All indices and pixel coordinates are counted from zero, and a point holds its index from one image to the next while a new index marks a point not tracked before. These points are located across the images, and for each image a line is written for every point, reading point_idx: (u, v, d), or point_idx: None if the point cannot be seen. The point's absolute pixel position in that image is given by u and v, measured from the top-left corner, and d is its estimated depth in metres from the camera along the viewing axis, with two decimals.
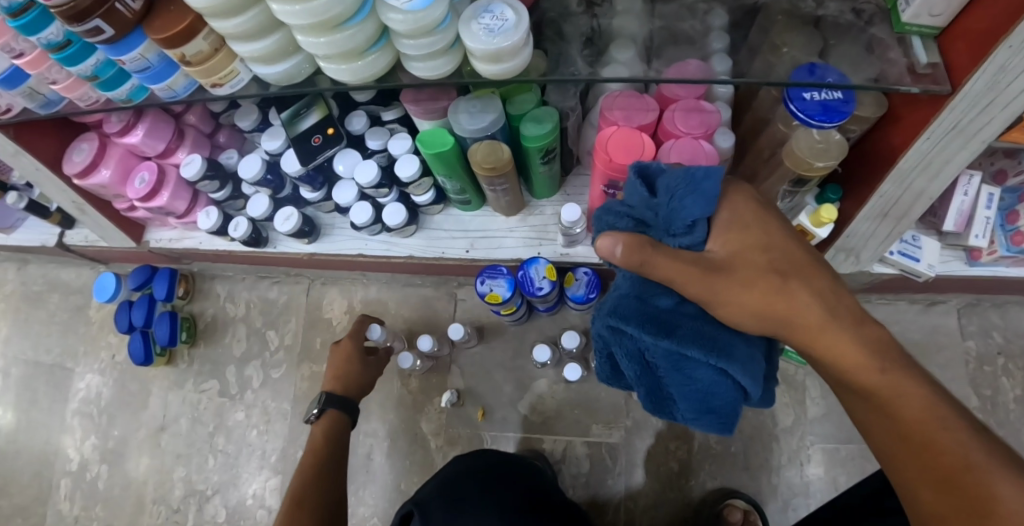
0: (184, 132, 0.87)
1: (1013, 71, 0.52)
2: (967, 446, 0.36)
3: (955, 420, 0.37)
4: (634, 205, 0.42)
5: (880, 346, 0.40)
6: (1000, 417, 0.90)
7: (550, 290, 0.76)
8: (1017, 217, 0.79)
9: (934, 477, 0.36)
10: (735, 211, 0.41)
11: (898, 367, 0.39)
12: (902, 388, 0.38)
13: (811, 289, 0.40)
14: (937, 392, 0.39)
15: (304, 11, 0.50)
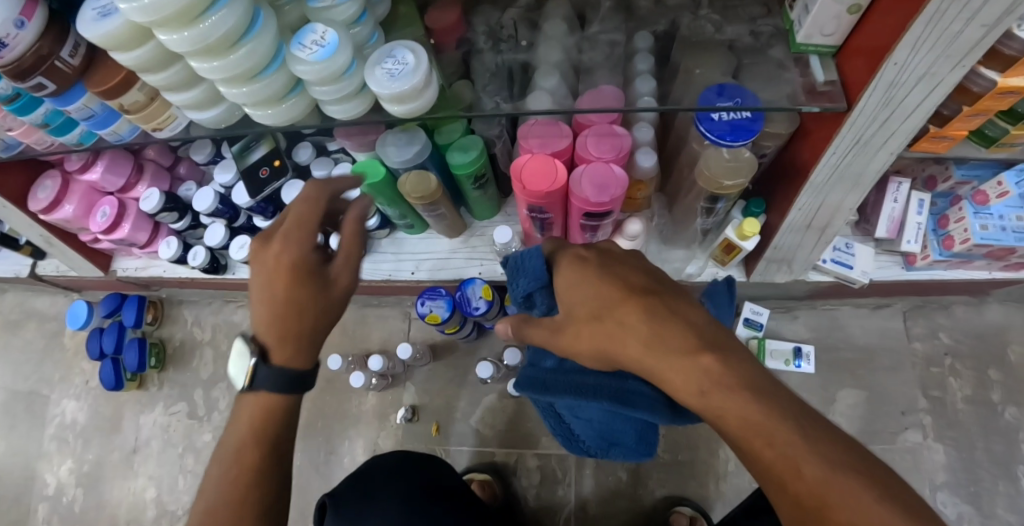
0: (143, 166, 0.91)
1: (904, 85, 0.56)
2: (795, 454, 0.33)
3: (782, 429, 0.34)
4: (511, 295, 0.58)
5: (696, 369, 0.37)
6: (949, 417, 0.91)
7: (487, 309, 0.79)
8: (947, 221, 0.80)
9: (785, 495, 0.33)
10: (565, 279, 0.48)
11: (717, 385, 0.36)
12: (726, 402, 0.36)
13: (621, 334, 0.42)
14: (765, 397, 0.35)
15: (221, 65, 0.56)
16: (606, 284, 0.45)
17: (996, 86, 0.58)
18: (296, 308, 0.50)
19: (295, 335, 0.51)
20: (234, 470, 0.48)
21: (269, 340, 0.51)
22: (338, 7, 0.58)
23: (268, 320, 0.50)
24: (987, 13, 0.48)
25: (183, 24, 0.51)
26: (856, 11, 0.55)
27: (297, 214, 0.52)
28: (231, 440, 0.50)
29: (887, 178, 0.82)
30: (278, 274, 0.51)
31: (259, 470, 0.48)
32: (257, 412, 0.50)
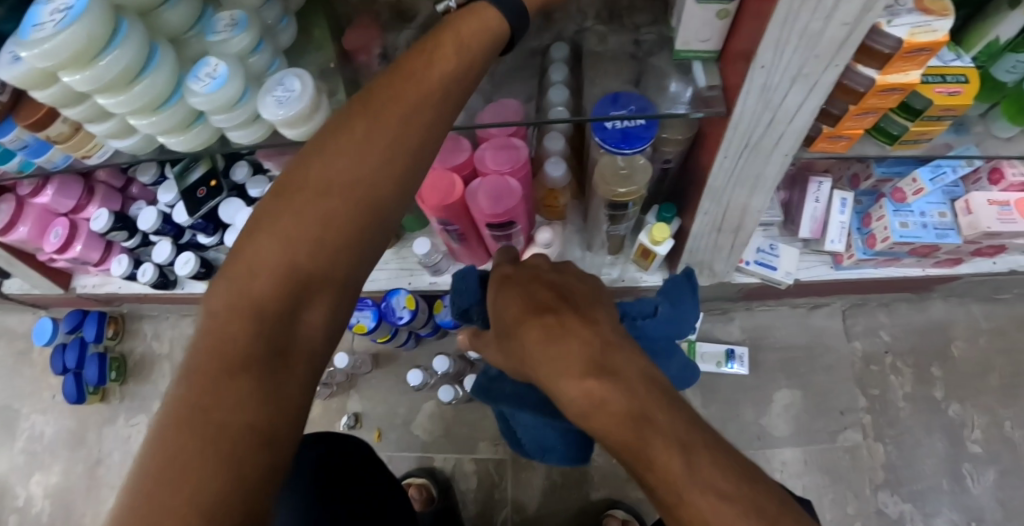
0: (94, 188, 0.95)
1: (779, 87, 0.57)
2: (675, 477, 0.36)
3: (662, 455, 0.37)
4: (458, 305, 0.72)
5: (591, 403, 0.42)
6: (890, 416, 0.91)
7: (410, 318, 0.81)
8: (869, 220, 0.80)
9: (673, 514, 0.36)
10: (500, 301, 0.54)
11: (603, 413, 0.40)
12: (614, 426, 0.40)
13: (534, 357, 0.47)
14: (647, 425, 0.39)
15: (125, 98, 0.59)
16: (526, 310, 0.50)
17: (875, 84, 0.59)
18: (432, 94, 0.39)
19: (403, 109, 0.38)
20: (314, 214, 0.37)
21: (363, 121, 0.38)
22: (233, 39, 0.61)
23: (426, 90, 0.39)
24: (842, 13, 0.48)
25: (80, 64, 0.54)
26: (725, 16, 0.55)
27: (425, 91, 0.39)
28: (306, 196, 0.37)
29: (809, 176, 0.81)
30: (436, 55, 0.39)
31: (338, 236, 0.37)
32: (338, 139, 0.38)
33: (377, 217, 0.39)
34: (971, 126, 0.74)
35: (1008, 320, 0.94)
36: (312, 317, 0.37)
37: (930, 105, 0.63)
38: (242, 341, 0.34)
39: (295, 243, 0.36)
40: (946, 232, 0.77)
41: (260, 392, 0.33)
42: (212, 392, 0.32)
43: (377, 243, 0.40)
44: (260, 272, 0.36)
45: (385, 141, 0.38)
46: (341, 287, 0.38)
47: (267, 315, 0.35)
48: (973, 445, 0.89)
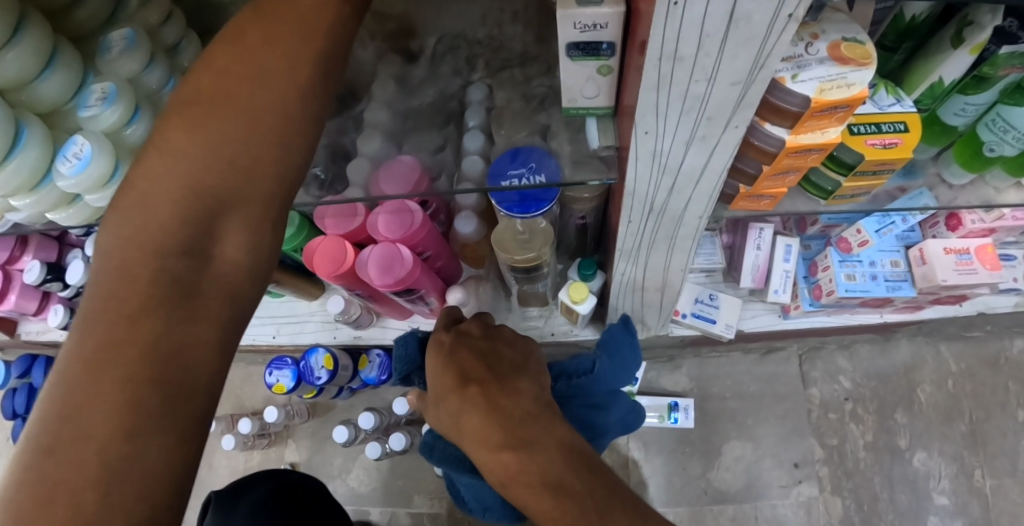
0: (27, 239, 0.93)
1: (672, 151, 0.52)
2: None
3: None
4: (398, 366, 0.65)
5: (514, 475, 0.42)
6: (849, 468, 0.85)
7: (328, 378, 0.78)
8: (816, 269, 0.74)
9: None
10: (437, 359, 0.53)
11: (522, 481, 0.42)
12: (537, 493, 0.41)
13: (459, 427, 0.47)
14: (565, 493, 0.40)
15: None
16: (454, 385, 0.49)
17: (786, 145, 0.54)
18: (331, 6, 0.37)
19: (303, 23, 0.36)
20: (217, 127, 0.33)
21: (259, 38, 0.35)
22: (102, 114, 0.57)
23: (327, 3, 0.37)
24: (726, 74, 0.43)
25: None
26: (608, 72, 0.51)
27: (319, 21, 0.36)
28: (206, 113, 0.34)
29: (749, 223, 0.74)
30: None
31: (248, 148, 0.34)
32: (239, 46, 0.35)
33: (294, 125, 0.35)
34: (923, 170, 0.66)
35: (979, 361, 0.88)
36: (231, 240, 0.34)
37: (861, 160, 0.56)
38: (151, 274, 0.31)
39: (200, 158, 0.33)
40: (898, 284, 0.70)
41: (170, 326, 0.30)
42: (119, 326, 0.29)
43: (300, 157, 0.37)
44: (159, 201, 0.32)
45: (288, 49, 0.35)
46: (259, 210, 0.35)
47: (176, 242, 0.32)
48: (940, 498, 0.82)
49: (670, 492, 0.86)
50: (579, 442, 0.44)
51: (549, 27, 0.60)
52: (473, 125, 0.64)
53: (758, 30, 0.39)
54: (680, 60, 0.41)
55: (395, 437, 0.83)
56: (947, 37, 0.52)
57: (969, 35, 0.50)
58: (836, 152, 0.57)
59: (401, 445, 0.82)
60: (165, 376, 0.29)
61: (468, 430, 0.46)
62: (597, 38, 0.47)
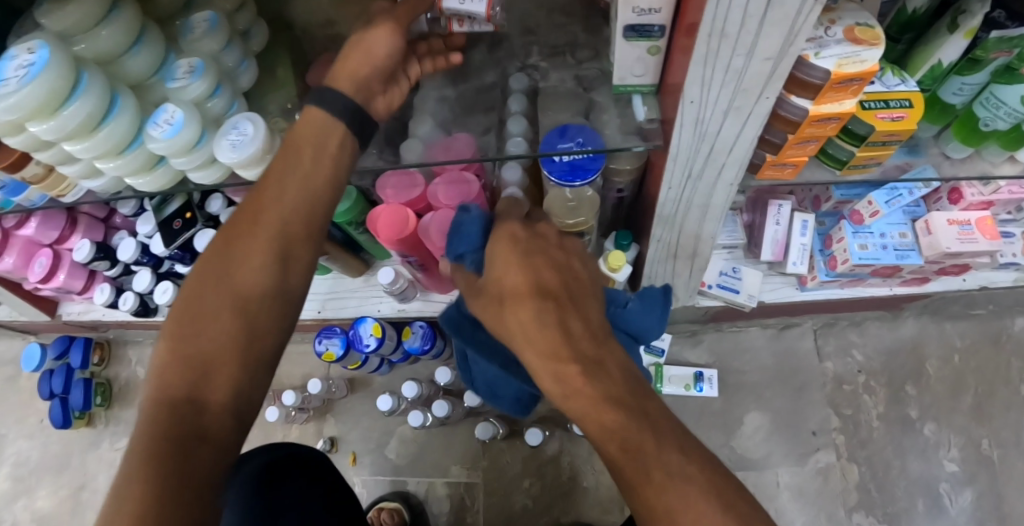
0: (77, 220, 0.97)
1: (712, 120, 0.59)
2: (656, 461, 0.36)
3: (641, 442, 0.37)
4: (450, 246, 0.53)
5: (575, 388, 0.39)
6: (863, 437, 0.90)
7: (377, 345, 0.82)
8: (830, 241, 0.80)
9: (647, 502, 0.36)
10: (506, 241, 0.47)
11: (585, 396, 0.39)
12: (598, 413, 0.38)
13: (520, 330, 0.42)
14: (626, 409, 0.38)
15: (90, 144, 0.61)
16: (529, 284, 0.42)
17: (810, 114, 0.60)
18: (311, 148, 0.47)
19: (272, 186, 0.45)
20: (216, 284, 0.42)
21: (244, 210, 0.45)
22: (190, 85, 0.62)
23: (311, 145, 0.47)
24: (762, 49, 0.50)
25: (45, 115, 0.56)
26: (656, 52, 0.57)
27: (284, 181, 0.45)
28: (210, 273, 0.43)
29: (768, 200, 0.81)
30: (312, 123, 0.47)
31: (238, 292, 0.42)
32: (233, 221, 0.45)
33: (277, 257, 0.44)
34: (926, 148, 0.73)
35: (982, 337, 0.93)
36: (226, 362, 0.40)
37: (873, 130, 0.63)
38: (166, 403, 0.38)
39: (202, 307, 0.41)
40: (906, 253, 0.77)
41: (175, 440, 0.36)
42: (140, 448, 0.36)
43: (280, 282, 0.43)
44: (174, 347, 0.40)
45: (273, 199, 0.45)
46: (253, 337, 0.42)
47: (181, 382, 0.39)
48: (950, 464, 0.88)
49: None
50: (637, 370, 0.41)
51: (597, 16, 0.67)
52: (524, 105, 0.70)
53: (790, 12, 0.46)
54: (724, 36, 0.48)
55: (437, 404, 0.87)
56: (944, 25, 0.60)
57: (962, 21, 0.58)
58: (851, 124, 0.64)
59: (444, 412, 0.86)
60: (167, 479, 0.34)
61: (531, 330, 0.41)
62: (650, 21, 0.54)
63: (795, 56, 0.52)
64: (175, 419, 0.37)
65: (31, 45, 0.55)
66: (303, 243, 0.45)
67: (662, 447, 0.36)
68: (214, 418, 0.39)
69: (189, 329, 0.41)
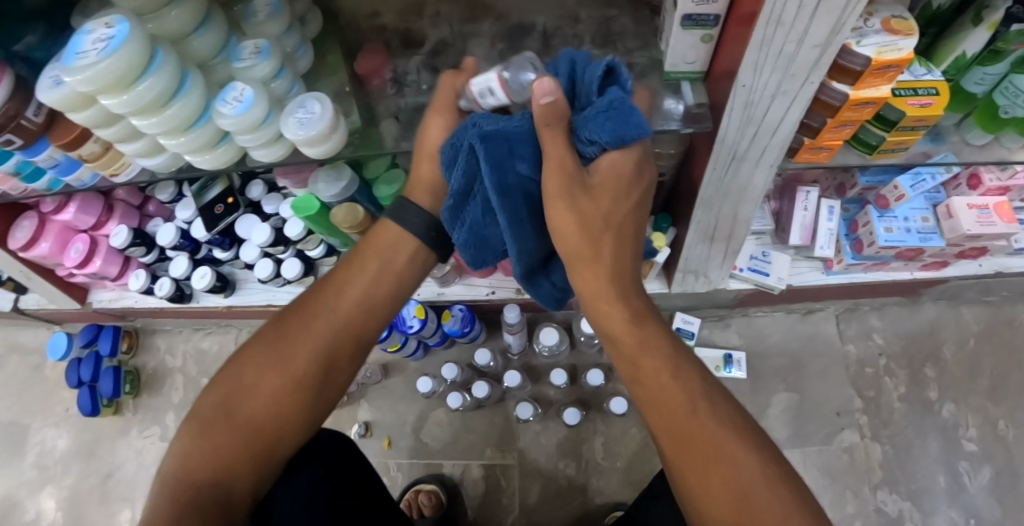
0: (113, 206, 0.97)
1: (760, 103, 0.62)
2: (693, 400, 0.44)
3: (685, 382, 0.45)
4: (587, 118, 0.43)
5: (629, 339, 0.46)
6: (885, 417, 0.94)
7: (421, 326, 0.85)
8: (856, 226, 0.85)
9: (686, 433, 0.42)
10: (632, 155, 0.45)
11: (646, 340, 0.46)
12: (652, 351, 0.46)
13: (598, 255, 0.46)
14: (678, 360, 0.46)
15: (159, 120, 0.62)
16: (622, 195, 0.45)
17: (849, 98, 0.64)
18: (384, 258, 0.54)
19: (345, 281, 0.53)
20: (266, 373, 0.48)
21: (316, 297, 0.52)
22: (257, 65, 0.64)
23: (381, 254, 0.54)
24: (812, 36, 0.53)
25: (119, 89, 0.58)
26: (709, 40, 0.62)
27: (357, 283, 0.53)
28: (258, 362, 0.49)
29: (797, 186, 0.86)
30: (393, 228, 0.55)
31: (281, 388, 0.48)
32: (305, 302, 0.52)
33: (322, 362, 0.50)
34: (948, 135, 0.77)
35: (995, 322, 0.98)
36: (266, 434, 0.47)
37: (902, 116, 0.67)
38: (206, 462, 0.45)
39: (259, 379, 0.48)
40: (929, 235, 0.81)
41: (209, 500, 0.43)
42: (178, 501, 0.42)
43: (331, 374, 0.50)
44: (226, 408, 0.47)
45: (337, 305, 0.51)
46: (282, 433, 0.48)
47: (211, 465, 0.44)
48: (969, 443, 0.92)
49: None
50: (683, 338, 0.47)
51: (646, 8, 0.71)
52: None
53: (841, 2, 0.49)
54: (779, 23, 0.52)
55: (477, 385, 0.90)
56: (968, 19, 0.64)
57: (986, 15, 0.62)
58: (881, 110, 0.68)
59: (483, 393, 0.89)
60: None
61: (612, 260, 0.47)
62: (707, 11, 0.58)
63: (840, 43, 0.55)
64: (208, 483, 0.44)
65: (109, 20, 0.57)
66: (349, 353, 0.51)
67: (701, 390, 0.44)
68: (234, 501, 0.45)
69: (244, 397, 0.47)
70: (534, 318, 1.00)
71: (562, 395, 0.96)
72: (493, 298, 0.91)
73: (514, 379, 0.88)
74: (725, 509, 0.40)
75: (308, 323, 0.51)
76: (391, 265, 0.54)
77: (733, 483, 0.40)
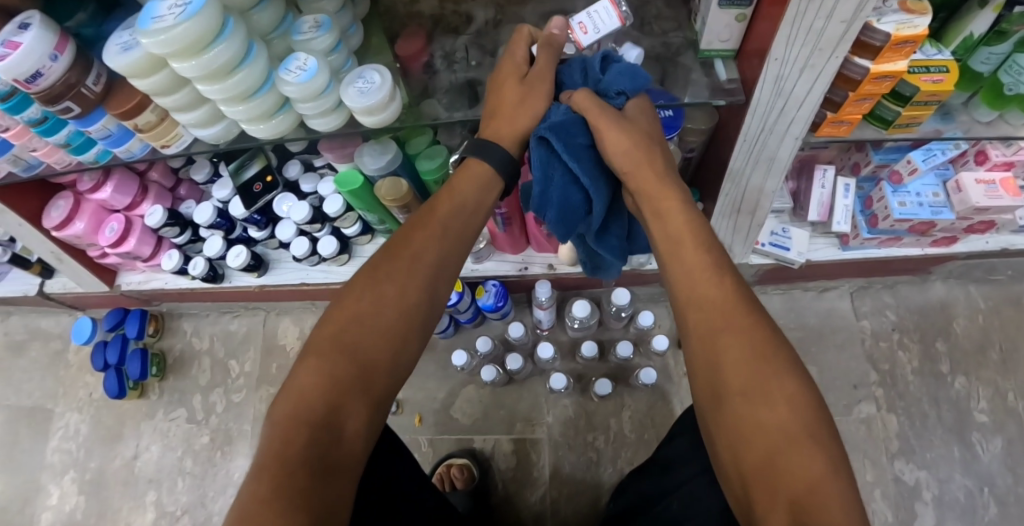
0: (147, 187, 0.98)
1: (789, 77, 0.65)
2: (718, 292, 0.46)
3: (710, 273, 0.48)
4: (607, 78, 0.56)
5: (680, 233, 0.51)
6: (901, 389, 0.98)
7: (457, 299, 0.87)
8: (870, 202, 0.90)
9: (701, 317, 0.46)
10: (643, 102, 0.58)
11: (683, 237, 0.51)
12: (687, 248, 0.50)
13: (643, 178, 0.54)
14: (713, 257, 0.49)
15: (222, 88, 0.63)
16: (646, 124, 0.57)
17: (870, 73, 0.67)
18: (468, 201, 0.56)
19: (442, 222, 0.55)
20: (377, 306, 0.48)
21: (418, 233, 0.53)
22: (317, 38, 0.67)
23: (465, 197, 0.56)
24: (839, 12, 0.55)
25: (191, 54, 0.58)
26: (742, 19, 0.65)
27: (450, 223, 0.55)
28: (367, 297, 0.48)
29: (815, 165, 0.90)
30: (473, 173, 0.58)
31: (390, 323, 0.48)
32: (405, 237, 0.53)
33: (427, 296, 0.51)
34: (957, 114, 0.82)
35: (1003, 300, 1.03)
36: (395, 357, 0.47)
37: (917, 92, 0.70)
38: (335, 375, 0.43)
39: (379, 302, 0.48)
40: (940, 209, 0.86)
41: (339, 412, 0.42)
42: (311, 413, 0.41)
43: (437, 309, 0.52)
44: (348, 330, 0.46)
45: (431, 245, 0.53)
46: (395, 369, 0.47)
47: (335, 397, 0.42)
48: (981, 414, 0.96)
49: None
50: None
51: None
52: None
53: None
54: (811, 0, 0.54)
55: (510, 358, 0.92)
56: (974, 2, 0.67)
57: None
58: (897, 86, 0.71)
59: (517, 366, 0.92)
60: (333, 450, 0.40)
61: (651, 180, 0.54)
62: None
63: (866, 19, 0.57)
64: (338, 395, 0.43)
65: None
66: (441, 293, 0.53)
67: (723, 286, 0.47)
68: (355, 437, 0.43)
69: (367, 318, 0.47)
70: (563, 295, 1.03)
71: (590, 369, 1.00)
72: (525, 274, 0.94)
73: (547, 351, 0.91)
74: (729, 353, 0.43)
75: (416, 254, 0.52)
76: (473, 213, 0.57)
77: (734, 334, 0.44)
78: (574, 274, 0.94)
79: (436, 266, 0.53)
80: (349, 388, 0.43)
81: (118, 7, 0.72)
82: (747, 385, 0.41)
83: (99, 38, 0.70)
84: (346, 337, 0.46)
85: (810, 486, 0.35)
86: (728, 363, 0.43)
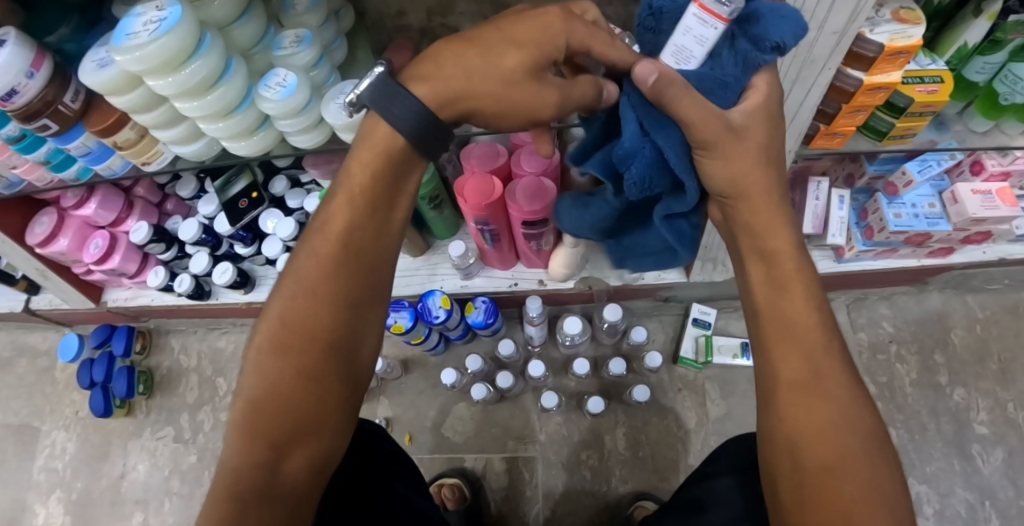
0: (133, 203, 0.96)
1: (781, 89, 0.63)
2: (813, 358, 0.42)
3: (803, 328, 0.43)
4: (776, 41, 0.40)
5: (779, 278, 0.44)
6: (899, 402, 0.96)
7: (446, 317, 0.85)
8: (865, 214, 0.89)
9: (795, 382, 0.42)
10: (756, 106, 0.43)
11: (779, 280, 0.44)
12: (788, 296, 0.44)
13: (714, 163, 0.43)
14: (806, 305, 0.44)
15: (200, 105, 0.62)
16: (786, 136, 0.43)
17: (864, 84, 0.65)
18: (379, 197, 0.46)
19: (364, 213, 0.46)
20: (290, 345, 0.43)
21: (338, 228, 0.46)
22: (298, 53, 0.65)
23: (377, 192, 0.46)
24: (831, 23, 0.54)
25: (167, 71, 0.57)
26: None
27: (375, 207, 0.46)
28: (283, 330, 0.44)
29: (809, 177, 0.88)
30: (382, 150, 0.44)
31: (316, 346, 0.44)
32: (326, 234, 0.46)
33: (349, 304, 0.45)
34: (952, 124, 0.81)
35: (1001, 308, 1.02)
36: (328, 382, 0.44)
37: (912, 103, 0.68)
38: (259, 421, 0.42)
39: (296, 329, 0.44)
40: (936, 220, 0.85)
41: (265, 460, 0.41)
42: (238, 465, 0.41)
43: (370, 309, 0.47)
44: (268, 366, 0.43)
45: (343, 258, 0.45)
46: (328, 405, 0.44)
47: (257, 445, 0.41)
48: (981, 426, 0.94)
49: (744, 428, 0.93)
50: (767, 270, 0.45)
51: None
52: None
53: None
54: (802, 11, 0.52)
55: (501, 376, 0.90)
56: (968, 11, 0.65)
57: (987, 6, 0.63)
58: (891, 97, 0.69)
59: (507, 383, 0.90)
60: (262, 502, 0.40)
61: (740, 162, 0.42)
62: None
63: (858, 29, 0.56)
64: (262, 440, 0.41)
65: (160, 3, 0.56)
66: (372, 306, 0.47)
67: (805, 339, 0.43)
68: (289, 476, 0.42)
69: (284, 351, 0.43)
70: (555, 311, 1.02)
71: (583, 386, 0.98)
72: (515, 288, 0.93)
73: (538, 369, 0.89)
74: (819, 424, 0.41)
75: (335, 257, 0.45)
76: (393, 209, 0.48)
77: (820, 399, 0.41)
78: (566, 290, 0.93)
79: (358, 264, 0.46)
80: (271, 428, 0.42)
81: (98, 22, 0.70)
82: (838, 464, 0.40)
83: (80, 54, 0.69)
84: (266, 376, 0.43)
85: (829, 474, 0.40)
86: (800, 415, 0.41)
